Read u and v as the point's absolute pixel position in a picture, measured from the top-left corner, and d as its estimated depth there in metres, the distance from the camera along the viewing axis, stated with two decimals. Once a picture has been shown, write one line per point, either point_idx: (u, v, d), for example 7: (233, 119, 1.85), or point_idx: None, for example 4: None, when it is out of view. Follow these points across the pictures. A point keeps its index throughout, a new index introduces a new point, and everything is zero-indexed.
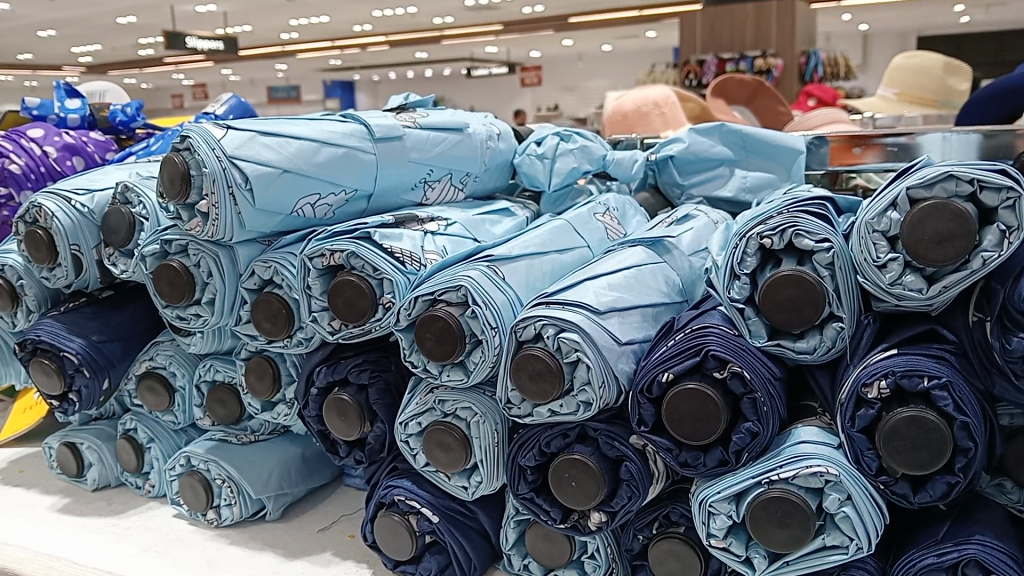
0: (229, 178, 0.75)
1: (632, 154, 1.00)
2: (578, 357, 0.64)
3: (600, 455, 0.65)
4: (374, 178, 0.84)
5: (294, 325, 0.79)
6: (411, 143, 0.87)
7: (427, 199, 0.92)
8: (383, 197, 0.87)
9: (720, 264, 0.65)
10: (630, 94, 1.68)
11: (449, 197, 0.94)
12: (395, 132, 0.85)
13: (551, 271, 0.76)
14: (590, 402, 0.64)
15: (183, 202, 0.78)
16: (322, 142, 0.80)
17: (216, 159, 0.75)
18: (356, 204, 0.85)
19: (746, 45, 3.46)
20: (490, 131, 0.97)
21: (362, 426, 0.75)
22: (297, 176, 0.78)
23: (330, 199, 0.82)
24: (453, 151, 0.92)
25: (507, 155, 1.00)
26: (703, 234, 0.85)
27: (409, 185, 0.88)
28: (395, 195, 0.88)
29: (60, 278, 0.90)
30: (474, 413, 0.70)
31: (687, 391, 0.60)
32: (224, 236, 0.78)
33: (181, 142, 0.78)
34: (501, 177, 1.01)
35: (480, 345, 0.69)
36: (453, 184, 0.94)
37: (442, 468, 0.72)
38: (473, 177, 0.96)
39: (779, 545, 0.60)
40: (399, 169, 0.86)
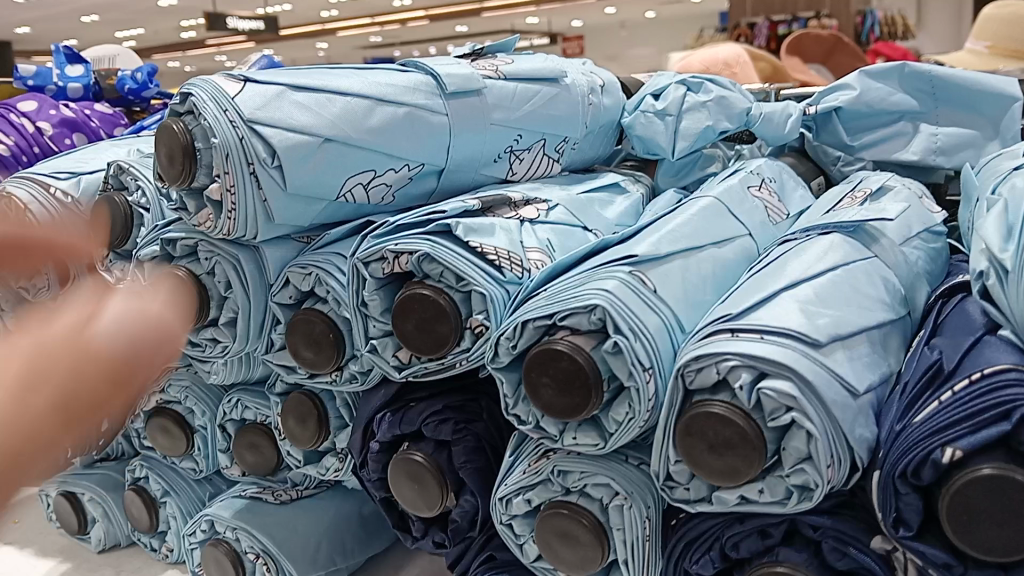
0: (246, 150, 0.53)
1: (784, 106, 0.76)
2: (791, 420, 0.40)
3: (822, 566, 0.43)
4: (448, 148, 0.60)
5: (344, 355, 0.57)
6: (496, 101, 0.63)
7: (512, 172, 0.67)
8: (459, 173, 0.63)
9: (1012, 267, 0.42)
10: (702, 53, 1.41)
11: (540, 171, 0.70)
12: (473, 84, 0.62)
13: (713, 275, 0.52)
14: (808, 488, 0.41)
15: (188, 187, 0.56)
16: (374, 99, 0.57)
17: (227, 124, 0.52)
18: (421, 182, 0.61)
19: (799, 8, 2.63)
20: (593, 82, 0.73)
21: (445, 500, 0.53)
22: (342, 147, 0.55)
23: (387, 179, 0.59)
24: (550, 109, 0.67)
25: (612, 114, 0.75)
26: (911, 212, 0.60)
27: (491, 156, 0.64)
28: (473, 171, 0.64)
29: (42, 291, 0.71)
30: (616, 493, 0.47)
31: (988, 482, 0.37)
32: (245, 233, 0.56)
33: (183, 104, 0.56)
34: (600, 146, 0.77)
35: (624, 393, 0.45)
36: (549, 153, 0.69)
37: (565, 568, 0.49)
38: (570, 144, 0.71)
39: None
40: (479, 134, 0.62)
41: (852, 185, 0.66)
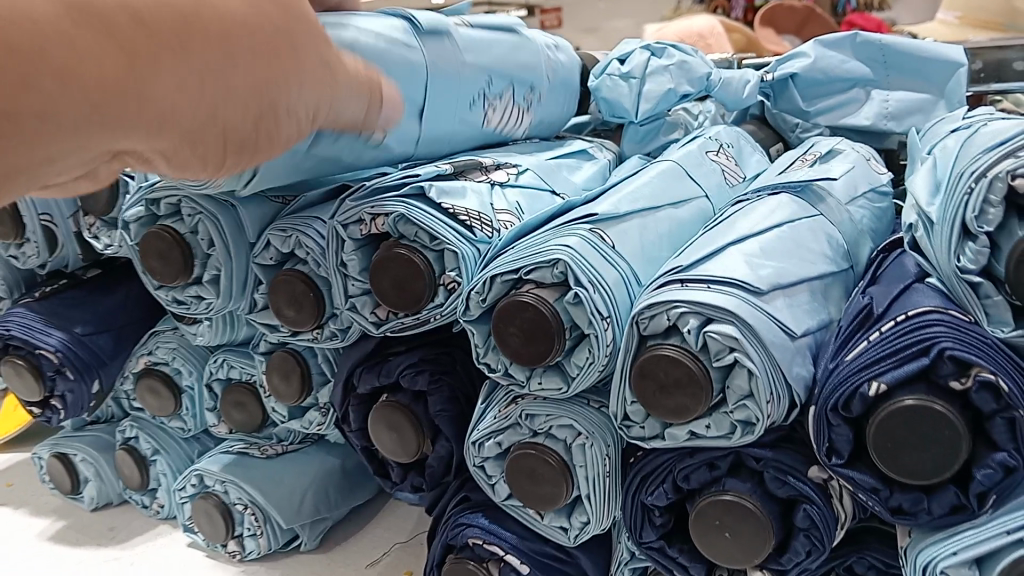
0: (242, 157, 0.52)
1: (742, 73, 0.80)
2: (734, 360, 0.44)
3: (764, 494, 0.47)
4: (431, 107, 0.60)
5: (324, 315, 0.60)
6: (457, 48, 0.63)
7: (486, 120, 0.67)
8: (449, 131, 0.63)
9: (936, 218, 0.46)
10: (674, 25, 1.43)
11: (517, 120, 0.71)
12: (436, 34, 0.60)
13: (669, 234, 0.56)
14: (751, 422, 0.45)
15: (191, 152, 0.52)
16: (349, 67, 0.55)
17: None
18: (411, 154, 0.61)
19: None
20: (547, 41, 0.75)
21: (421, 445, 0.57)
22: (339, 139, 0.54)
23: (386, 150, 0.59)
24: (515, 55, 0.68)
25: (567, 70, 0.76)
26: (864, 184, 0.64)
27: (468, 100, 0.64)
28: (458, 123, 0.64)
29: (30, 258, 0.72)
30: (578, 433, 0.51)
31: (910, 410, 0.41)
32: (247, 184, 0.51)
33: None
34: (568, 99, 0.77)
35: (585, 341, 0.49)
36: (517, 102, 0.70)
37: (533, 505, 0.53)
38: (539, 94, 0.73)
39: None
40: (455, 85, 0.62)
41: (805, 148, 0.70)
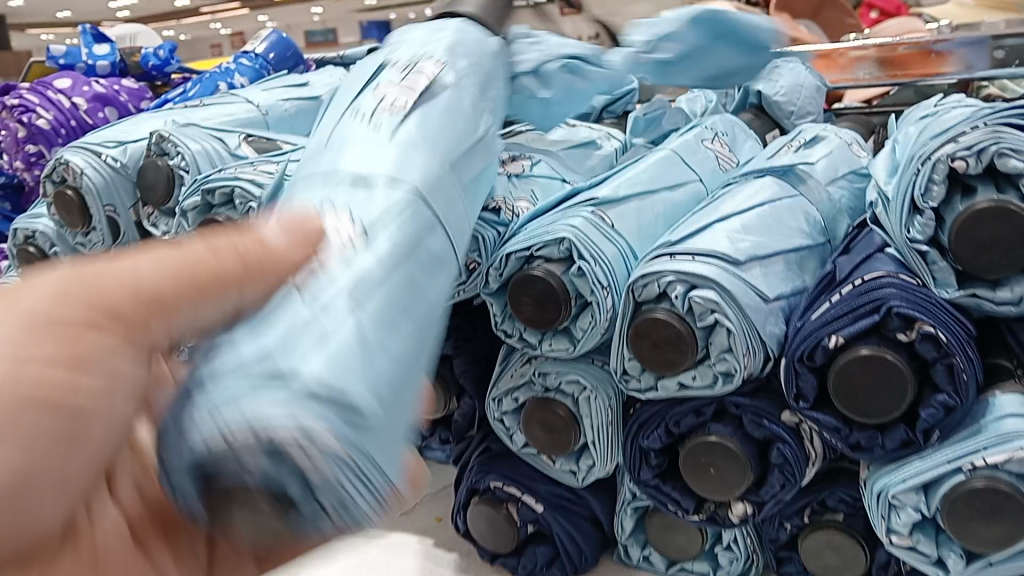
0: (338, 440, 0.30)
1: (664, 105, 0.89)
2: (715, 320, 0.52)
3: (744, 435, 0.54)
4: (325, 186, 0.43)
5: None
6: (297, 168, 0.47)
7: (417, 101, 0.49)
8: (362, 133, 0.46)
9: (892, 196, 0.53)
10: None
11: (416, 64, 0.51)
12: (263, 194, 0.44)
13: (665, 213, 0.63)
14: (730, 374, 0.53)
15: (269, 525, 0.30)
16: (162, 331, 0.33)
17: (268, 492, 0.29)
18: (386, 168, 0.44)
19: None
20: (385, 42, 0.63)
21: (448, 401, 0.66)
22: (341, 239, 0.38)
23: (366, 192, 0.42)
24: (363, 70, 0.53)
25: (380, 45, 0.56)
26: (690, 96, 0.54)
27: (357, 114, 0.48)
28: (381, 116, 0.47)
29: (96, 245, 0.80)
30: (583, 387, 0.59)
31: (864, 359, 0.48)
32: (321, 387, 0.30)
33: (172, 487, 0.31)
34: (420, 31, 0.55)
35: (588, 308, 0.57)
36: (391, 72, 0.51)
37: (544, 450, 0.61)
38: (394, 60, 0.53)
39: (983, 543, 0.47)
40: (326, 167, 0.44)
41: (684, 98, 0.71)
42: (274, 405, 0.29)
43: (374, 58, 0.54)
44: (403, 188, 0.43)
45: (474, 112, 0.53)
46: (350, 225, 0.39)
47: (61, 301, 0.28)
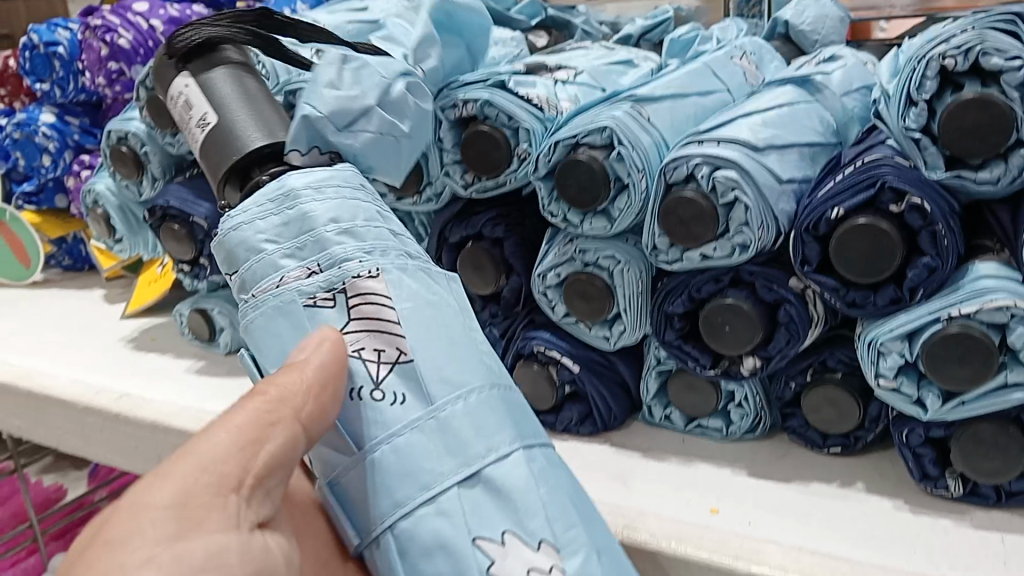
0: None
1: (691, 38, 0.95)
2: (735, 197, 0.60)
3: (756, 299, 0.63)
4: (435, 535, 0.42)
5: (422, 182, 0.76)
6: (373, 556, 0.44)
7: (398, 367, 0.45)
8: (399, 447, 0.43)
9: (893, 92, 0.60)
10: None
11: (359, 284, 0.46)
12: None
13: (695, 114, 0.71)
14: (746, 245, 0.61)
15: None
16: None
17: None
18: (467, 450, 0.44)
19: None
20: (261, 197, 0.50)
21: (497, 279, 0.75)
22: (537, 555, 0.42)
23: (483, 496, 0.43)
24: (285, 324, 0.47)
25: (265, 250, 0.48)
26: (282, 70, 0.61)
27: (420, 486, 0.43)
28: (399, 441, 0.44)
29: (184, 144, 0.89)
30: (618, 262, 0.68)
31: (860, 227, 0.57)
32: None
33: None
34: (283, 218, 0.48)
35: (625, 190, 0.65)
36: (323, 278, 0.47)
37: (583, 318, 0.71)
38: (321, 334, 0.46)
39: (955, 383, 0.56)
40: (426, 473, 0.43)
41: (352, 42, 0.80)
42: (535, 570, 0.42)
43: (277, 304, 0.47)
44: (516, 452, 0.44)
45: (463, 330, 0.48)
46: (538, 545, 0.42)
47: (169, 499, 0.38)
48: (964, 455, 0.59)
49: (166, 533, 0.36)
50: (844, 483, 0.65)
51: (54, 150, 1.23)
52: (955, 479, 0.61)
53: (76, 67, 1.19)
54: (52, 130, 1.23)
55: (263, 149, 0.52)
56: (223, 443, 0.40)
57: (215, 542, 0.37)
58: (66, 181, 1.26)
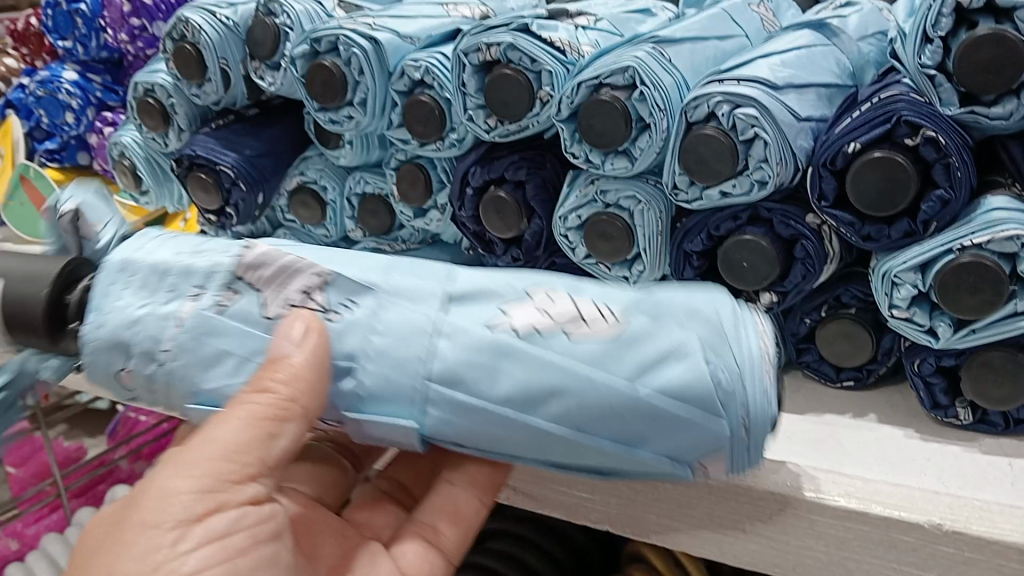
0: (603, 305, 0.48)
1: None
2: (755, 134, 0.62)
3: (774, 235, 0.65)
4: (460, 351, 0.46)
5: (446, 128, 0.78)
6: (449, 419, 0.46)
7: (330, 287, 0.49)
8: (382, 327, 0.48)
9: (909, 31, 0.61)
10: None
11: (248, 260, 0.51)
12: (508, 421, 0.46)
13: (713, 58, 0.73)
14: (765, 181, 0.63)
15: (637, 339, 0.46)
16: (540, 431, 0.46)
17: (702, 364, 0.45)
18: (427, 293, 0.48)
19: None
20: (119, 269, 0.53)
21: (520, 223, 0.77)
22: (531, 299, 0.48)
23: (465, 309, 0.48)
24: (203, 337, 0.49)
25: (149, 310, 0.51)
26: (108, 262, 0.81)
27: (417, 332, 0.47)
28: (378, 321, 0.48)
29: (211, 95, 0.91)
30: (639, 201, 0.70)
31: (875, 160, 0.58)
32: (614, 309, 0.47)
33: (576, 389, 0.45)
34: (144, 283, 0.52)
35: (647, 130, 0.67)
36: (220, 288, 0.50)
37: (604, 258, 0.73)
38: (250, 322, 0.49)
39: (967, 311, 0.58)
40: (411, 327, 0.47)
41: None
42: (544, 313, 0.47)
43: (187, 330, 0.49)
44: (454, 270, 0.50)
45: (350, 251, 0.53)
46: (529, 294, 0.48)
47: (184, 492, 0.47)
48: (975, 383, 0.61)
49: (190, 515, 0.46)
50: (857, 414, 0.67)
51: (76, 107, 1.25)
52: (965, 408, 0.63)
53: (97, 25, 1.20)
54: (74, 88, 1.25)
55: (66, 279, 0.56)
56: (238, 433, 0.46)
57: (233, 515, 0.48)
58: (88, 139, 1.28)
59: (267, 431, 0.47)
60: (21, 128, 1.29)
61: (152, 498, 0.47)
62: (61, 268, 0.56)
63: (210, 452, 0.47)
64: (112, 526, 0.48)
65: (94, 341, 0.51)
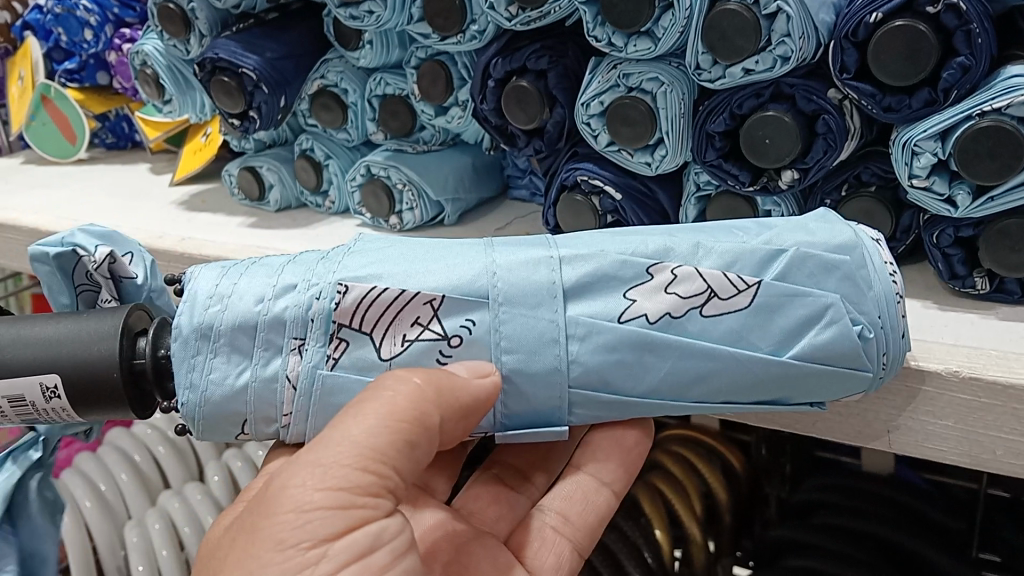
0: (732, 273, 0.52)
1: None
2: (778, 8, 0.62)
3: (797, 111, 0.66)
4: (607, 346, 0.51)
5: (466, 20, 0.79)
6: (598, 411, 0.53)
7: (441, 313, 0.52)
8: (510, 339, 0.51)
9: None
10: None
11: (348, 304, 0.52)
12: (659, 404, 0.52)
13: None
14: (788, 57, 0.64)
15: (774, 324, 0.51)
16: (693, 406, 0.53)
17: (847, 322, 0.51)
18: (543, 294, 0.51)
19: None
20: (206, 322, 0.53)
21: (542, 112, 0.78)
22: (655, 279, 0.52)
23: (590, 300, 0.52)
24: (321, 390, 0.52)
25: (255, 370, 0.52)
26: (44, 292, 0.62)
27: (558, 338, 0.51)
28: (502, 335, 0.51)
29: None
30: (662, 84, 0.71)
31: (896, 29, 0.59)
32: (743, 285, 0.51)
33: (723, 374, 0.51)
34: (238, 338, 0.53)
35: (670, 9, 0.67)
36: (322, 339, 0.52)
37: (626, 144, 0.73)
38: (366, 367, 0.52)
39: (985, 178, 0.59)
40: (547, 341, 0.51)
41: (57, 237, 0.60)
42: (677, 295, 0.51)
43: (301, 394, 0.52)
44: (562, 259, 0.53)
45: (437, 246, 0.55)
46: (654, 273, 0.52)
47: (310, 506, 0.47)
48: (991, 252, 0.62)
49: (325, 533, 0.47)
50: None
51: (94, 24, 1.26)
52: (982, 277, 0.65)
53: None
54: (92, 4, 1.25)
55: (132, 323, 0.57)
56: (377, 439, 0.48)
57: (371, 530, 0.48)
58: (107, 57, 1.29)
59: (403, 434, 0.48)
60: (40, 49, 1.30)
61: (284, 516, 0.47)
62: (118, 331, 0.55)
63: (346, 458, 0.47)
64: (236, 542, 0.48)
65: (203, 415, 0.53)
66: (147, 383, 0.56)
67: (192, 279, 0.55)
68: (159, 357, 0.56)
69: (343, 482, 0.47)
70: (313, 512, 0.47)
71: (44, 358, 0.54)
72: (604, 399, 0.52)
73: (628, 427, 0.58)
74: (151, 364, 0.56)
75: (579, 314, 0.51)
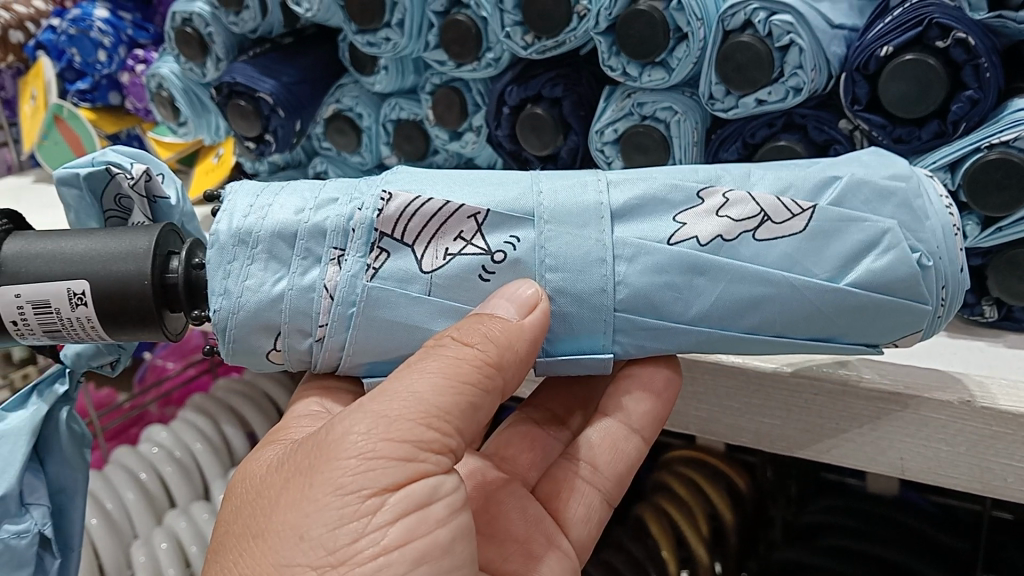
0: (785, 198, 0.50)
1: None
2: (790, 41, 0.63)
3: (809, 141, 0.68)
4: (654, 267, 0.50)
5: (482, 47, 0.79)
6: (647, 341, 0.52)
7: (485, 228, 0.51)
8: (554, 257, 0.50)
9: None
10: None
11: (390, 213, 0.51)
12: (708, 333, 0.51)
13: None
14: (800, 88, 0.65)
15: (832, 252, 0.50)
16: (743, 335, 0.51)
17: (906, 247, 0.49)
18: (590, 214, 0.51)
19: None
20: (245, 230, 0.52)
21: (556, 139, 0.79)
22: (706, 203, 0.51)
23: (638, 223, 0.51)
24: (361, 304, 0.51)
25: (293, 276, 0.51)
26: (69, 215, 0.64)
27: (605, 257, 0.50)
28: (547, 254, 0.50)
29: (248, 22, 0.93)
30: (675, 113, 0.72)
31: (906, 63, 0.60)
32: (796, 212, 0.50)
33: (780, 304, 0.50)
34: (276, 245, 0.52)
35: (684, 40, 0.69)
36: (362, 248, 0.51)
37: None
38: (405, 281, 0.51)
39: (995, 209, 0.60)
40: (596, 258, 0.50)
41: (87, 159, 0.62)
42: (729, 218, 0.50)
43: (338, 303, 0.51)
44: (609, 187, 0.52)
45: (483, 176, 0.54)
46: (704, 197, 0.51)
47: (368, 457, 0.47)
48: (1001, 281, 0.63)
49: (385, 484, 0.46)
50: None
51: (108, 45, 1.27)
52: (991, 305, 0.65)
53: None
54: (106, 26, 1.27)
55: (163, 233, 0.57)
56: (439, 392, 0.48)
57: (429, 483, 0.48)
58: (120, 77, 1.30)
59: (465, 388, 0.48)
60: (52, 69, 1.31)
61: (344, 461, 0.47)
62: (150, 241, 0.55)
63: (407, 411, 0.47)
64: (286, 487, 0.48)
65: (236, 327, 0.52)
66: (178, 300, 0.55)
67: (231, 195, 0.54)
68: (192, 271, 0.55)
69: (404, 434, 0.47)
70: (372, 463, 0.46)
71: (70, 265, 0.54)
72: (648, 326, 0.51)
73: (659, 364, 0.58)
74: (184, 279, 0.55)
75: (626, 237, 0.50)
